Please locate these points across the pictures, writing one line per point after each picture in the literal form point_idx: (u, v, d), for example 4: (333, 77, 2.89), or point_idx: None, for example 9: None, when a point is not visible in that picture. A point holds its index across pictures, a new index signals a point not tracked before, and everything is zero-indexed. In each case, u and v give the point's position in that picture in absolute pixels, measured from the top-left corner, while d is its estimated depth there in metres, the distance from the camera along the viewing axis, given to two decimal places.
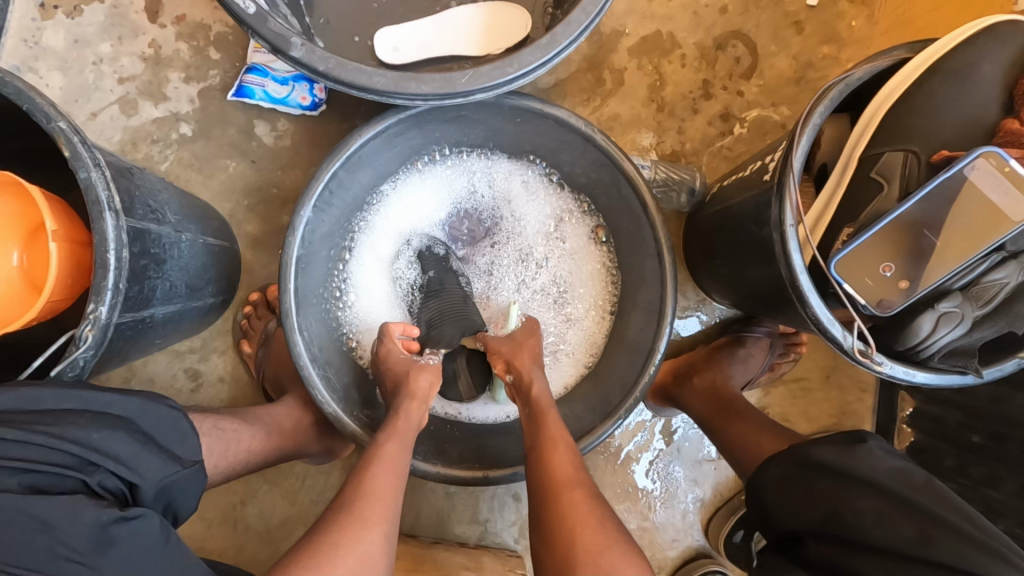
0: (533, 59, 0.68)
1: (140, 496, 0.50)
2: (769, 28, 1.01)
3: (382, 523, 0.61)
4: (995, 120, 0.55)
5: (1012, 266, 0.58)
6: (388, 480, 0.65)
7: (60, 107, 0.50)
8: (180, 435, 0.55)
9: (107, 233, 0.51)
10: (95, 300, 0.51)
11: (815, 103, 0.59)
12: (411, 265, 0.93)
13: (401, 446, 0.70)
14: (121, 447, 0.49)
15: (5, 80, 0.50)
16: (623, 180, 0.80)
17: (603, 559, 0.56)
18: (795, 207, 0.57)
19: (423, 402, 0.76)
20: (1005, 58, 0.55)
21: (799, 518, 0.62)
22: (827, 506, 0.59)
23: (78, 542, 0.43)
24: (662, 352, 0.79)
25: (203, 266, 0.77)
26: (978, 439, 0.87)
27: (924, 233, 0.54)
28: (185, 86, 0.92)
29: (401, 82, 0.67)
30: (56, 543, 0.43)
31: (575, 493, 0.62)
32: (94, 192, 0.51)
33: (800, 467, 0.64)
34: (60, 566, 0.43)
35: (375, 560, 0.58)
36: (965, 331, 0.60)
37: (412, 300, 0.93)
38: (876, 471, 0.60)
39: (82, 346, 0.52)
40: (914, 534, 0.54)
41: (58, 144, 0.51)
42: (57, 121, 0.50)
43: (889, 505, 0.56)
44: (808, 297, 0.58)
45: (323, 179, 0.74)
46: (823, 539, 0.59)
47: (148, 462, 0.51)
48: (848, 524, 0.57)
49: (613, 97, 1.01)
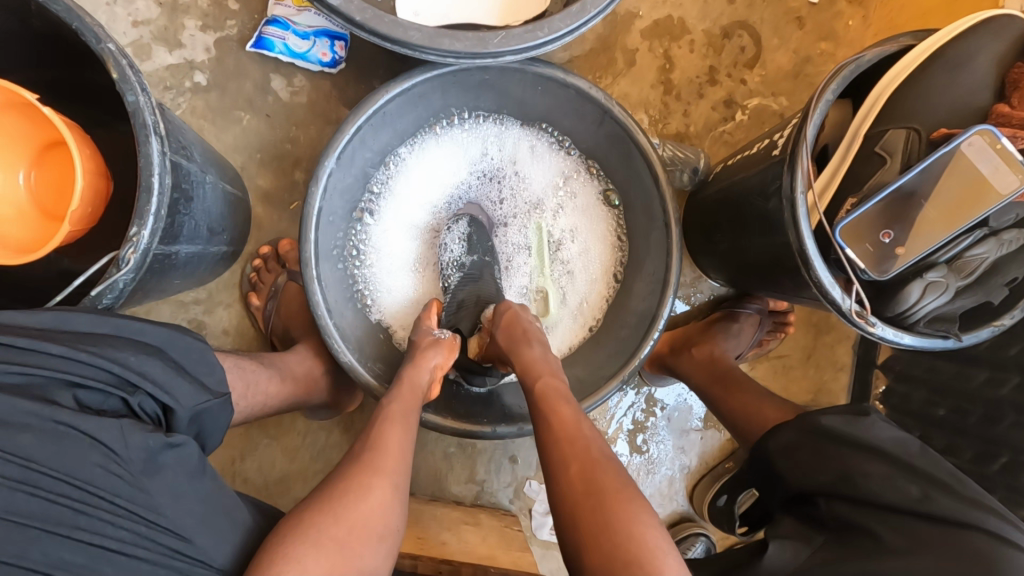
0: (562, 26, 0.71)
1: (175, 421, 0.52)
2: (772, 22, 1.06)
3: (392, 473, 0.60)
4: (986, 104, 0.60)
5: (991, 242, 0.64)
6: (400, 437, 0.65)
7: (108, 30, 0.52)
8: (207, 366, 0.57)
9: (153, 157, 0.53)
10: (139, 223, 0.53)
11: (829, 80, 0.63)
12: (461, 244, 0.93)
13: (412, 407, 0.70)
14: (156, 370, 0.51)
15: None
16: (636, 152, 0.84)
17: (620, 510, 0.57)
18: (805, 175, 0.62)
19: (432, 373, 0.75)
20: (1001, 50, 0.60)
21: (814, 479, 0.66)
22: (836, 470, 0.64)
23: (127, 463, 0.45)
24: (665, 319, 0.83)
25: (223, 211, 0.77)
26: (943, 413, 0.94)
27: (919, 202, 0.60)
28: (201, 35, 0.91)
29: (435, 38, 0.68)
30: (107, 461, 0.45)
31: (578, 446, 0.64)
32: (142, 117, 0.52)
33: (810, 434, 0.69)
34: (106, 481, 0.45)
35: (387, 509, 0.57)
36: (948, 299, 0.65)
37: (447, 278, 0.94)
38: (880, 439, 0.65)
39: (124, 268, 0.54)
40: (917, 493, 0.59)
41: (107, 67, 0.52)
42: (106, 43, 0.51)
43: (895, 469, 0.61)
44: (813, 261, 0.63)
45: (348, 133, 0.75)
46: (835, 498, 0.63)
47: (183, 389, 0.53)
48: (860, 486, 0.61)
49: (624, 77, 1.05)
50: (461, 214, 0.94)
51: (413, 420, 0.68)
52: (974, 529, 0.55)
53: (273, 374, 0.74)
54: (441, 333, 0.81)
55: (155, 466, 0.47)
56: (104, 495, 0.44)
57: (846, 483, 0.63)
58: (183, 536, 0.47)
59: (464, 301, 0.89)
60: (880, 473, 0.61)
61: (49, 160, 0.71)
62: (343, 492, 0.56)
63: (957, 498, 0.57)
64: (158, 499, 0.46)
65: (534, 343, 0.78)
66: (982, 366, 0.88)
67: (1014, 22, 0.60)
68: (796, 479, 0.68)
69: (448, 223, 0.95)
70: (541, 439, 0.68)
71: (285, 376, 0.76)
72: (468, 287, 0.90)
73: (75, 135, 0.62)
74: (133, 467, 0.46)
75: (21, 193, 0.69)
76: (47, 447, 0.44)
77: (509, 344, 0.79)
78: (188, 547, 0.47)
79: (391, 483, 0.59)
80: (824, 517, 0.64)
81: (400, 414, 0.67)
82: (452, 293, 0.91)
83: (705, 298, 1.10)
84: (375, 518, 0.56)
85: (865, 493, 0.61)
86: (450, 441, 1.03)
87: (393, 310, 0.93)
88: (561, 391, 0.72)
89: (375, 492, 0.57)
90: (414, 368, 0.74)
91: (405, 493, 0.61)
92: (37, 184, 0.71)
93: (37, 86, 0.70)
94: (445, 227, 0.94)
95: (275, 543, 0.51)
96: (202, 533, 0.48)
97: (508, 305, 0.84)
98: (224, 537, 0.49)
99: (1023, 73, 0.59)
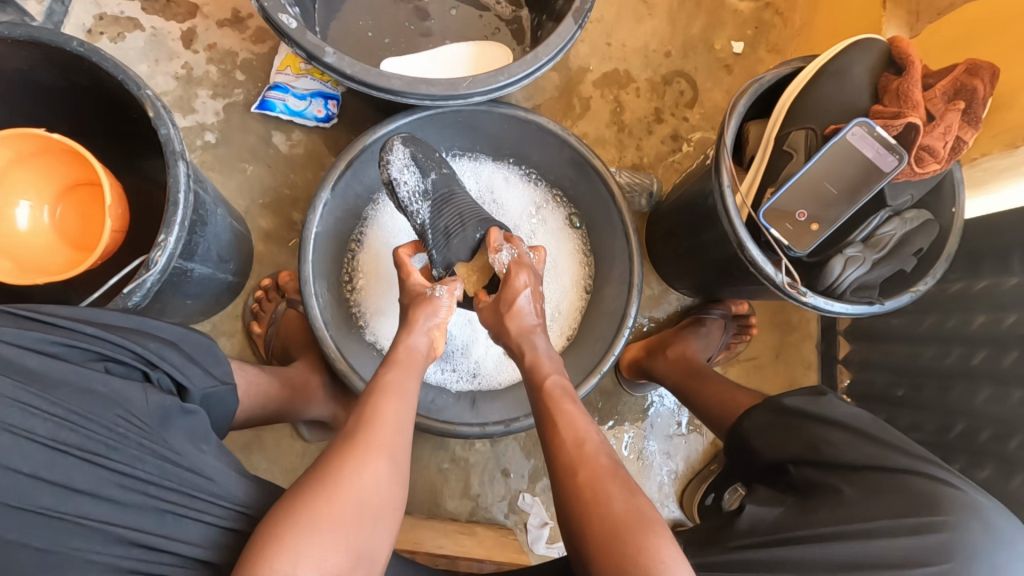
0: (519, 71, 0.84)
1: (189, 398, 0.59)
2: (705, 69, 1.23)
3: (387, 449, 0.61)
4: (866, 106, 0.73)
5: (896, 221, 0.75)
6: (395, 412, 0.65)
7: (147, 79, 0.64)
8: (214, 359, 0.65)
9: (181, 176, 0.63)
10: (166, 231, 0.63)
11: (739, 97, 0.77)
12: (412, 171, 0.87)
13: (405, 376, 0.71)
14: (173, 355, 0.59)
15: (105, 57, 0.64)
16: (593, 174, 0.97)
17: (631, 508, 0.59)
18: (729, 173, 0.74)
19: (421, 333, 0.77)
20: (870, 64, 0.74)
21: (782, 450, 0.68)
22: (805, 440, 0.66)
23: (149, 418, 0.52)
24: (633, 316, 0.94)
25: (231, 241, 0.87)
26: (901, 394, 1.01)
27: (827, 185, 0.72)
28: (211, 102, 1.06)
29: (413, 84, 0.82)
30: (132, 415, 0.51)
31: (586, 450, 0.65)
32: (172, 145, 0.63)
33: (777, 413, 0.71)
34: (133, 430, 0.51)
35: (383, 482, 0.59)
36: (867, 270, 0.75)
37: (415, 215, 0.87)
38: (843, 413, 0.66)
39: (152, 270, 0.63)
40: (875, 452, 0.61)
41: (144, 107, 0.64)
42: (145, 89, 0.64)
43: (854, 435, 0.64)
44: (746, 242, 0.73)
45: (341, 167, 0.88)
46: (805, 465, 0.65)
47: (194, 372, 0.61)
48: (825, 453, 0.63)
49: (582, 119, 1.20)
50: (395, 138, 0.88)
51: (408, 390, 0.70)
52: (920, 476, 0.59)
53: (273, 380, 0.81)
54: (436, 291, 0.80)
55: (173, 419, 0.54)
56: (133, 439, 0.50)
57: (812, 451, 0.64)
58: (205, 474, 0.53)
59: (449, 226, 0.85)
60: (843, 440, 0.64)
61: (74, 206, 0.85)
62: (338, 474, 0.57)
63: (907, 456, 0.61)
64: (180, 445, 0.53)
65: (539, 337, 0.79)
66: (927, 344, 0.95)
67: (876, 42, 0.75)
68: (766, 452, 0.70)
69: (384, 158, 0.87)
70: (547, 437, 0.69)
71: (284, 384, 0.83)
72: (445, 215, 0.86)
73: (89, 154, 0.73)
74: (154, 418, 0.52)
75: (64, 243, 0.84)
76: (82, 399, 0.50)
77: (522, 335, 0.79)
78: (209, 485, 0.53)
79: (387, 462, 0.60)
80: (795, 483, 0.65)
81: (395, 389, 0.68)
82: (432, 224, 0.85)
83: (674, 308, 1.19)
84: (374, 493, 0.57)
85: (829, 459, 0.63)
86: (443, 456, 1.07)
87: (384, 330, 1.01)
88: (565, 390, 0.73)
89: (371, 468, 0.58)
90: (409, 333, 0.76)
91: (403, 462, 0.62)
92: (68, 226, 0.85)
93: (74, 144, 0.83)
94: (386, 163, 0.87)
95: (276, 523, 0.52)
96: (220, 474, 0.54)
97: (518, 276, 0.80)
98: (239, 481, 0.55)
99: (890, 79, 0.73)
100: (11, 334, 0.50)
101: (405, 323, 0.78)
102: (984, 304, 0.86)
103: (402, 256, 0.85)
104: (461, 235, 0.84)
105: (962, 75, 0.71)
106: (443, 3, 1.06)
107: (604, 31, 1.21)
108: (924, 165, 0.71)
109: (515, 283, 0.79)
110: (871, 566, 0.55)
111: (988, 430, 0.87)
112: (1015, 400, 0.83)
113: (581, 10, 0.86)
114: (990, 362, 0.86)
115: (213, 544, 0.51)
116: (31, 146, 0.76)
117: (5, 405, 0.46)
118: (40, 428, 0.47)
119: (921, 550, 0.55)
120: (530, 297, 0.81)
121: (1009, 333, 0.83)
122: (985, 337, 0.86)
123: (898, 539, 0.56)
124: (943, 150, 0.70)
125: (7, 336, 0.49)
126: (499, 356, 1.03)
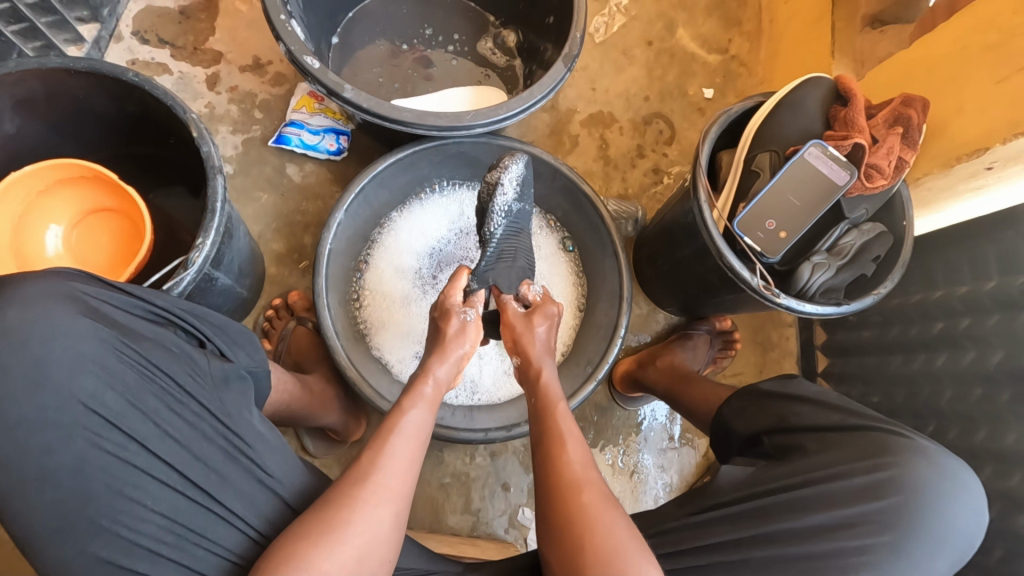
0: (517, 106, 0.93)
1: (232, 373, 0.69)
2: (681, 112, 1.35)
3: (396, 501, 0.62)
4: (818, 133, 0.86)
5: (854, 231, 0.85)
6: (407, 451, 0.67)
7: (193, 105, 0.80)
8: (253, 346, 0.72)
9: (218, 187, 0.77)
10: (203, 235, 0.76)
11: (711, 125, 0.87)
12: (515, 188, 0.90)
13: (420, 411, 0.72)
14: (226, 336, 0.70)
15: (159, 87, 0.80)
16: (584, 200, 1.06)
17: (616, 541, 0.61)
18: (706, 188, 0.83)
19: (452, 365, 0.79)
20: (819, 99, 0.87)
21: (756, 425, 0.78)
22: (776, 414, 0.76)
23: (207, 377, 0.64)
24: (624, 326, 1.01)
25: (251, 257, 0.98)
26: (876, 400, 1.07)
27: (790, 198, 0.82)
28: (231, 136, 1.15)
29: (422, 116, 0.91)
30: (193, 374, 0.63)
31: (591, 475, 0.68)
32: (212, 160, 0.78)
33: (751, 397, 0.81)
34: (194, 387, 0.63)
35: (385, 538, 0.60)
36: (832, 274, 0.84)
37: (492, 223, 0.89)
38: (808, 391, 0.77)
39: (189, 269, 0.76)
40: (836, 418, 0.72)
41: (190, 128, 0.80)
42: (191, 113, 0.80)
43: (817, 407, 0.74)
44: (725, 250, 0.82)
45: (354, 191, 0.96)
46: (775, 436, 0.75)
47: (240, 353, 0.70)
48: (792, 424, 0.74)
49: (572, 154, 1.31)
50: (518, 156, 0.91)
51: (423, 430, 0.71)
52: (876, 429, 0.69)
53: (297, 382, 0.90)
54: (468, 312, 0.83)
55: (230, 382, 0.66)
56: (194, 395, 0.62)
57: (783, 423, 0.75)
58: (245, 439, 0.63)
59: (507, 250, 0.91)
60: (809, 411, 0.74)
61: (84, 236, 0.94)
62: (346, 513, 0.59)
63: (864, 418, 0.71)
64: (229, 409, 0.64)
65: (548, 361, 0.83)
66: (896, 352, 1.02)
67: (823, 81, 0.88)
68: (742, 429, 0.80)
69: (503, 164, 0.90)
70: (547, 455, 0.70)
71: (303, 388, 0.92)
72: (509, 241, 0.92)
73: (63, 166, 0.86)
74: (214, 380, 0.64)
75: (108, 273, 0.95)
76: (160, 354, 0.62)
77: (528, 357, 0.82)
78: (249, 449, 0.63)
79: (393, 504, 0.62)
80: (767, 451, 0.75)
81: (411, 427, 0.69)
82: (495, 242, 0.90)
83: (662, 327, 1.26)
84: (374, 546, 0.59)
85: (795, 426, 0.74)
86: (445, 471, 1.09)
87: (388, 347, 1.06)
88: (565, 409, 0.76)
89: (376, 523, 0.60)
90: (439, 362, 0.77)
91: (404, 519, 0.63)
92: (92, 258, 0.94)
93: (65, 187, 0.90)
94: (501, 168, 0.89)
95: (288, 551, 0.56)
96: (258, 442, 0.64)
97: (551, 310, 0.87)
98: (274, 451, 0.65)
99: (839, 111, 0.86)
100: (106, 295, 0.63)
101: (439, 348, 0.80)
102: (940, 312, 0.94)
103: (459, 273, 0.87)
104: (512, 262, 0.91)
105: (899, 106, 0.84)
106: (445, 53, 1.18)
107: (589, 79, 1.34)
108: (874, 181, 0.82)
109: (551, 310, 0.87)
110: (836, 502, 0.65)
111: (957, 427, 0.92)
112: (975, 393, 0.89)
113: (571, 55, 0.95)
114: (952, 363, 0.92)
115: (251, 502, 0.61)
116: (17, 210, 0.87)
117: (106, 349, 0.59)
118: (129, 376, 0.60)
119: (877, 484, 0.65)
120: (550, 334, 0.86)
121: (962, 333, 0.90)
122: (940, 339, 0.93)
123: (859, 476, 0.66)
124: (888, 167, 0.81)
125: (103, 296, 0.62)
126: (497, 371, 1.08)
